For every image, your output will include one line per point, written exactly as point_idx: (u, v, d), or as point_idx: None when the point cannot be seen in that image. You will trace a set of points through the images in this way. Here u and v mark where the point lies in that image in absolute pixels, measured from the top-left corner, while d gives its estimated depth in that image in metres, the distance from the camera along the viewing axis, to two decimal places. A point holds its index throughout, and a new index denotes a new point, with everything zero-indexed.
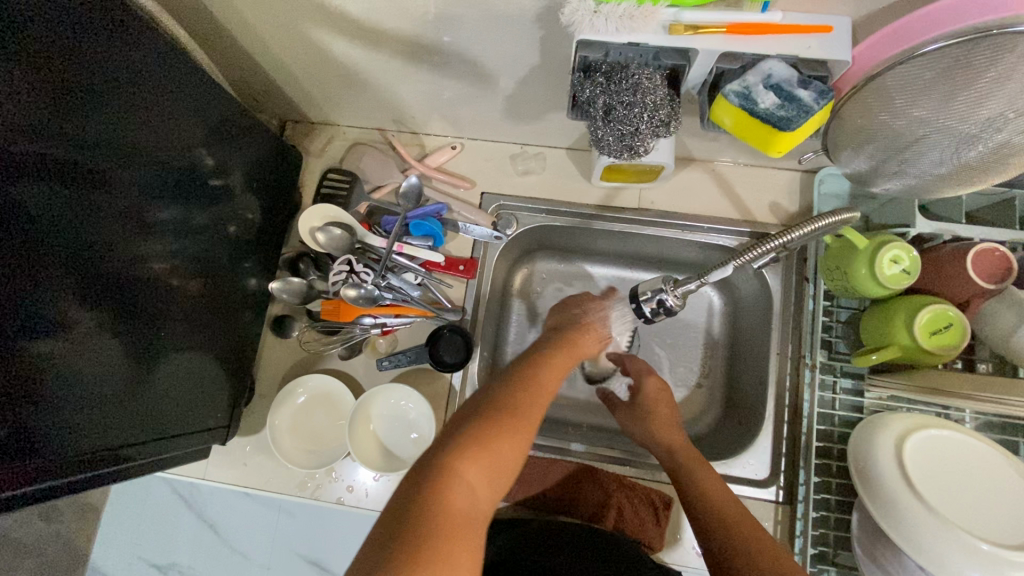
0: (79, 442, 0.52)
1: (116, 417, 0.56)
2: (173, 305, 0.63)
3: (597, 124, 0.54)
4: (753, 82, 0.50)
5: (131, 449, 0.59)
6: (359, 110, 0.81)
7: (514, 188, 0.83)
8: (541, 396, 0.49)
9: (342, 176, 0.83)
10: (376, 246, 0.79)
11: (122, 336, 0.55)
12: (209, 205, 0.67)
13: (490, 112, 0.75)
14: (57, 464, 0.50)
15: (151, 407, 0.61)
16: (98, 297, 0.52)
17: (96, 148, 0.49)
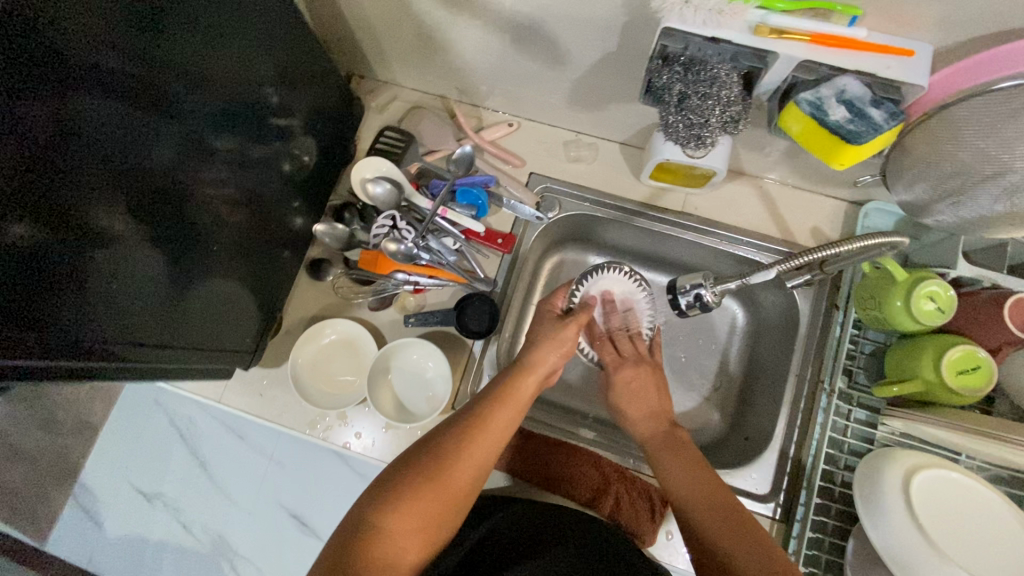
0: (113, 336, 0.53)
1: (149, 323, 0.58)
2: (215, 226, 0.64)
3: (669, 110, 0.56)
4: (827, 94, 0.52)
5: (157, 355, 0.60)
6: (427, 73, 0.83)
7: (562, 173, 0.84)
8: (475, 454, 0.57)
9: (399, 135, 0.85)
10: (421, 206, 0.81)
11: (164, 245, 0.57)
12: (268, 142, 0.69)
13: (555, 94, 0.77)
14: (94, 351, 0.51)
15: (187, 323, 0.64)
16: (153, 213, 0.54)
17: (170, 73, 0.51)
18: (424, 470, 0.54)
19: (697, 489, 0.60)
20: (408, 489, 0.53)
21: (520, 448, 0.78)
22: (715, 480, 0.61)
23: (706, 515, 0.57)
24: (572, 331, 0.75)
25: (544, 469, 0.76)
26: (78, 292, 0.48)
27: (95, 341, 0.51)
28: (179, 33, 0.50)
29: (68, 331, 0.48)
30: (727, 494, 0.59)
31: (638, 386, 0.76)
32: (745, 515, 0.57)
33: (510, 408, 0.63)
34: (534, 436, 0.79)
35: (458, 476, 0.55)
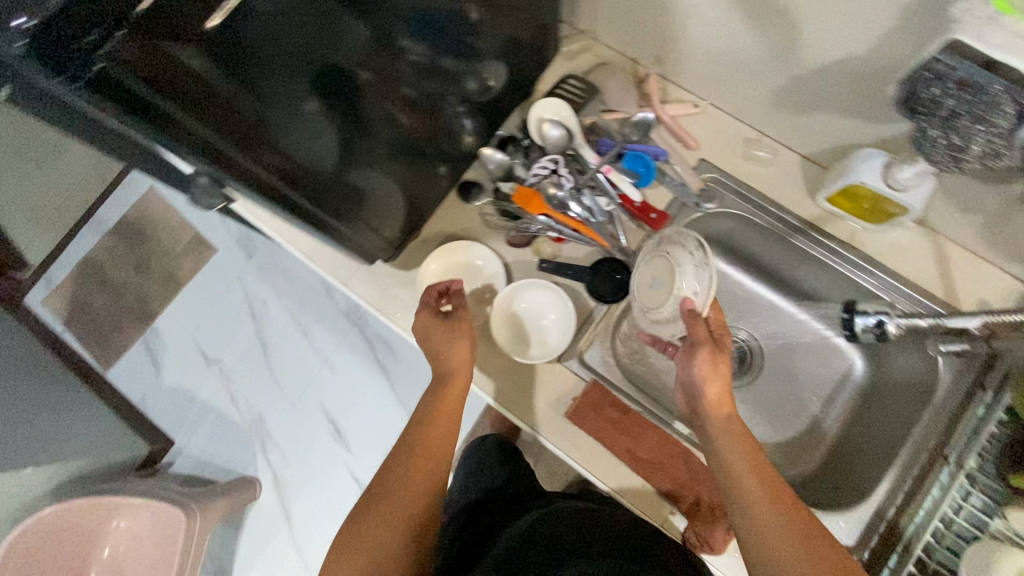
0: (290, 165, 0.56)
1: (319, 174, 0.60)
2: (404, 116, 0.67)
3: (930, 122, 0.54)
4: None
5: (316, 208, 0.63)
6: (631, 33, 0.82)
7: (733, 169, 0.82)
8: (412, 479, 0.68)
9: (582, 87, 0.84)
10: (587, 160, 0.81)
11: (360, 110, 0.59)
12: (457, 57, 0.68)
13: (763, 87, 0.74)
14: (271, 168, 0.55)
15: (336, 202, 0.65)
16: (332, 90, 0.54)
17: None
18: (368, 507, 0.66)
19: (753, 495, 0.55)
20: (365, 521, 0.65)
21: (616, 421, 0.76)
22: (766, 479, 0.56)
23: (762, 519, 0.54)
24: (459, 331, 0.75)
25: (632, 448, 0.75)
26: (290, 107, 0.51)
27: (275, 161, 0.55)
28: None
29: (262, 135, 0.51)
30: (787, 493, 0.55)
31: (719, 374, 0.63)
32: (807, 517, 0.54)
33: (442, 419, 0.72)
34: (630, 413, 0.76)
35: (396, 502, 0.66)
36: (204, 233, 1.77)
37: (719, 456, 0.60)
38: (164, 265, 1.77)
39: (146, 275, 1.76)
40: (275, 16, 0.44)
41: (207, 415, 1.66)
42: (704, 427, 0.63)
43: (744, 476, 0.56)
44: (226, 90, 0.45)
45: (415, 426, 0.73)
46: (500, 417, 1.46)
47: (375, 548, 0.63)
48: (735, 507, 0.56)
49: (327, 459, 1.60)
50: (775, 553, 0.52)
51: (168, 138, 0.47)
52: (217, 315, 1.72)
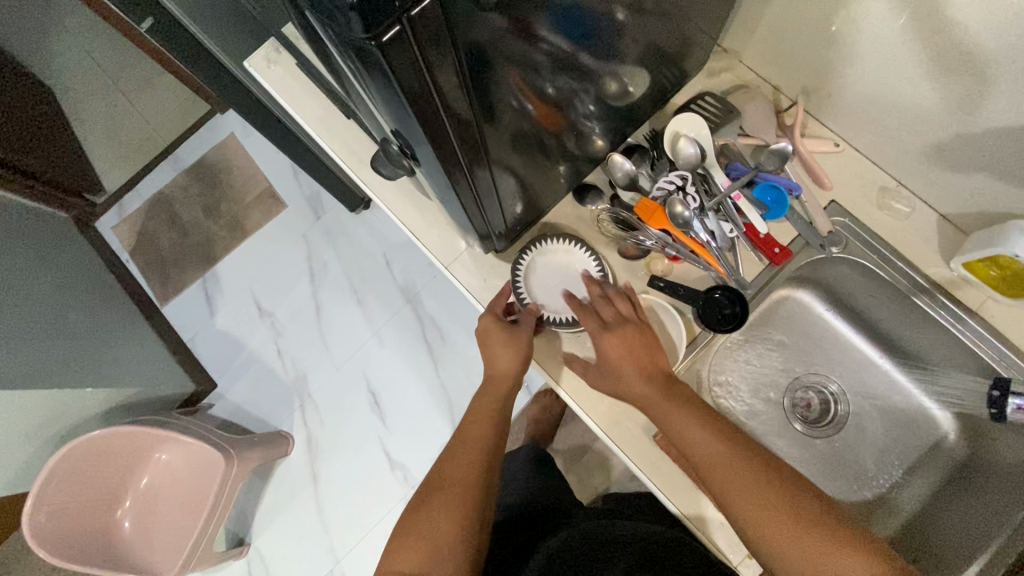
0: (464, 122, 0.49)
1: (477, 137, 0.54)
2: (551, 98, 0.62)
3: None
4: None
5: (458, 173, 0.56)
6: (783, 61, 0.79)
7: (863, 216, 0.79)
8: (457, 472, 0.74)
9: (721, 106, 0.81)
10: (716, 182, 0.78)
11: (527, 83, 0.56)
12: (608, 55, 0.64)
13: (921, 139, 0.71)
14: (452, 123, 0.48)
15: (469, 195, 0.63)
16: (500, 78, 0.51)
17: None
18: (417, 503, 0.73)
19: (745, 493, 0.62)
20: (417, 514, 0.71)
21: None
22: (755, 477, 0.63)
23: (740, 493, 0.62)
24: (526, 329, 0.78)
25: None
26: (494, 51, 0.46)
27: (459, 113, 0.47)
28: None
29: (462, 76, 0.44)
30: (749, 453, 0.64)
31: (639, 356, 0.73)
32: (781, 482, 0.62)
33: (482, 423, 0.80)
34: None
35: (441, 492, 0.72)
36: (276, 186, 1.79)
37: (701, 457, 0.65)
38: (234, 212, 1.79)
39: (215, 218, 1.79)
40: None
41: (252, 364, 1.69)
42: (657, 415, 0.69)
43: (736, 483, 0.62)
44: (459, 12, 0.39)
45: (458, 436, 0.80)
46: (543, 420, 1.45)
47: (435, 542, 0.67)
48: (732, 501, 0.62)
49: (361, 428, 1.61)
50: (757, 517, 0.61)
51: (390, 74, 0.38)
52: (277, 271, 1.74)
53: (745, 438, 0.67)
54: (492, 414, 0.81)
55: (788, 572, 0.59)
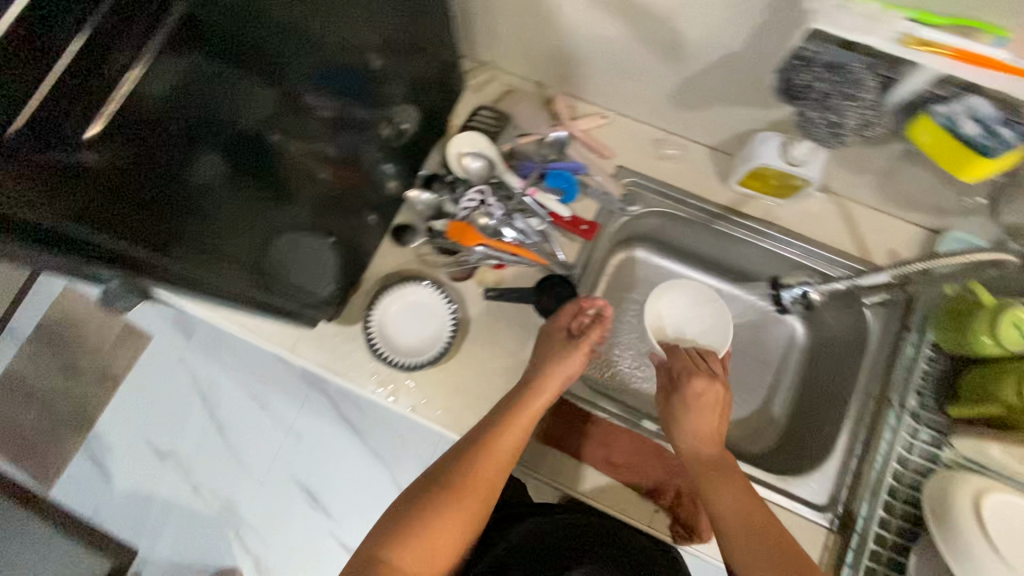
0: (212, 251, 0.55)
1: (240, 249, 0.59)
2: (317, 171, 0.66)
3: (808, 106, 0.57)
4: (957, 110, 0.54)
5: (243, 282, 0.62)
6: (531, 59, 0.85)
7: (649, 169, 0.86)
8: (478, 483, 0.66)
9: (496, 116, 0.87)
10: (511, 185, 0.82)
11: (283, 163, 0.60)
12: (369, 106, 0.69)
13: (662, 90, 0.78)
14: (197, 262, 0.54)
15: (267, 273, 0.65)
16: (240, 171, 0.54)
17: (281, 35, 0.49)
18: (427, 505, 0.64)
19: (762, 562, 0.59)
20: (422, 513, 0.63)
21: (586, 433, 0.77)
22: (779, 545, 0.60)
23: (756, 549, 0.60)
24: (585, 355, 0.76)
25: (608, 455, 0.76)
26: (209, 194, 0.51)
27: (191, 221, 0.50)
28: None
29: (178, 231, 0.50)
30: (770, 517, 0.63)
31: (710, 420, 0.74)
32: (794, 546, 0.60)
33: (517, 424, 0.69)
34: (600, 422, 0.78)
35: (466, 501, 0.65)
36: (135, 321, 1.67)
37: (731, 524, 0.63)
38: (98, 363, 1.64)
39: (78, 378, 1.64)
40: (168, 121, 0.44)
41: (172, 512, 1.56)
42: (704, 476, 0.68)
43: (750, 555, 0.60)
44: (154, 141, 0.43)
45: (484, 428, 0.69)
46: None
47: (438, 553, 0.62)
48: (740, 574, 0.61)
49: (308, 530, 1.52)
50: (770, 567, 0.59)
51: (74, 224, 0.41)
52: (165, 406, 1.61)
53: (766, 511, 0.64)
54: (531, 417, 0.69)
55: None
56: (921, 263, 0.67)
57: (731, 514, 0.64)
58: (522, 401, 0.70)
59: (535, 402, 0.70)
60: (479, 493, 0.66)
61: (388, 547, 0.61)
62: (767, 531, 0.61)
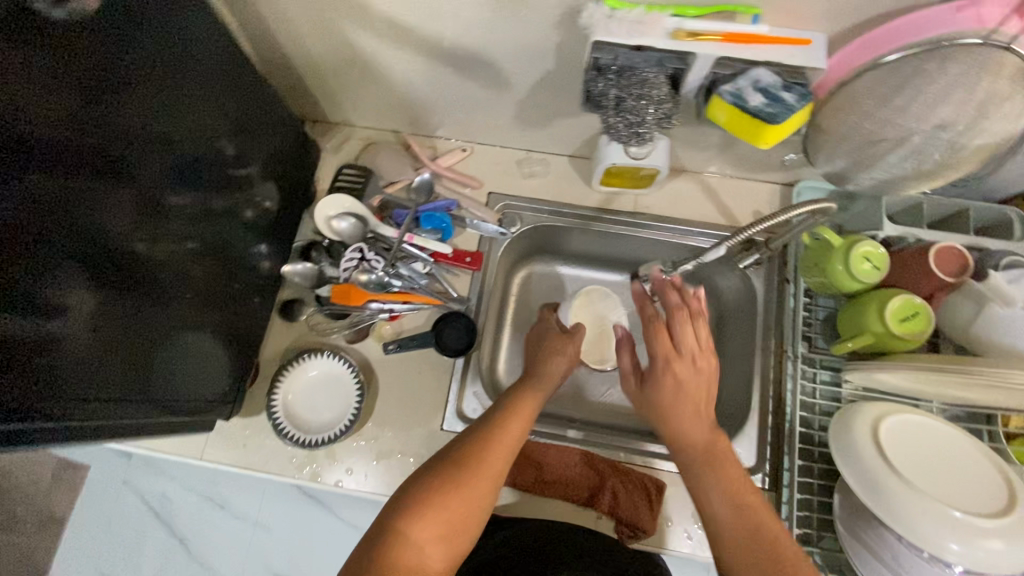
0: (89, 385, 0.54)
1: (124, 372, 0.58)
2: (185, 272, 0.65)
3: (608, 113, 0.61)
4: (743, 84, 0.57)
5: (131, 402, 0.60)
6: (379, 112, 0.87)
7: (518, 189, 0.89)
8: (504, 446, 0.58)
9: (358, 173, 0.87)
10: (388, 236, 0.84)
11: (155, 261, 0.60)
12: (227, 191, 0.71)
13: (504, 115, 0.81)
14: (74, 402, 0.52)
15: (158, 377, 0.64)
16: (111, 276, 0.54)
17: (119, 136, 0.52)
18: (452, 466, 0.55)
19: (755, 575, 0.51)
20: (428, 493, 0.52)
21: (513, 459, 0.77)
22: (785, 561, 0.51)
23: (735, 542, 0.53)
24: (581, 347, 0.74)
25: (539, 474, 0.77)
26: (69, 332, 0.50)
27: (63, 330, 0.49)
28: (128, 96, 0.52)
29: (44, 380, 0.48)
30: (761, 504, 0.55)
31: (696, 407, 0.60)
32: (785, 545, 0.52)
33: (524, 407, 0.62)
34: (526, 443, 0.79)
35: (486, 471, 0.55)
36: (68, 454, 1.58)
37: (715, 511, 0.56)
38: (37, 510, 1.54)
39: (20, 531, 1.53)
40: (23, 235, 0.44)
41: None
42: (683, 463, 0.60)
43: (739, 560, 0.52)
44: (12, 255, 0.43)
45: (494, 412, 0.61)
46: None
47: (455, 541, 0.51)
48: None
49: None
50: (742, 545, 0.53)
51: None
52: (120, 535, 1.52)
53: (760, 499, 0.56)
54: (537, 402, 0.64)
55: None
56: (752, 227, 0.70)
57: (726, 508, 0.55)
58: (521, 387, 0.65)
59: (542, 386, 0.66)
60: (497, 465, 0.56)
61: (400, 513, 0.51)
62: (751, 512, 0.54)
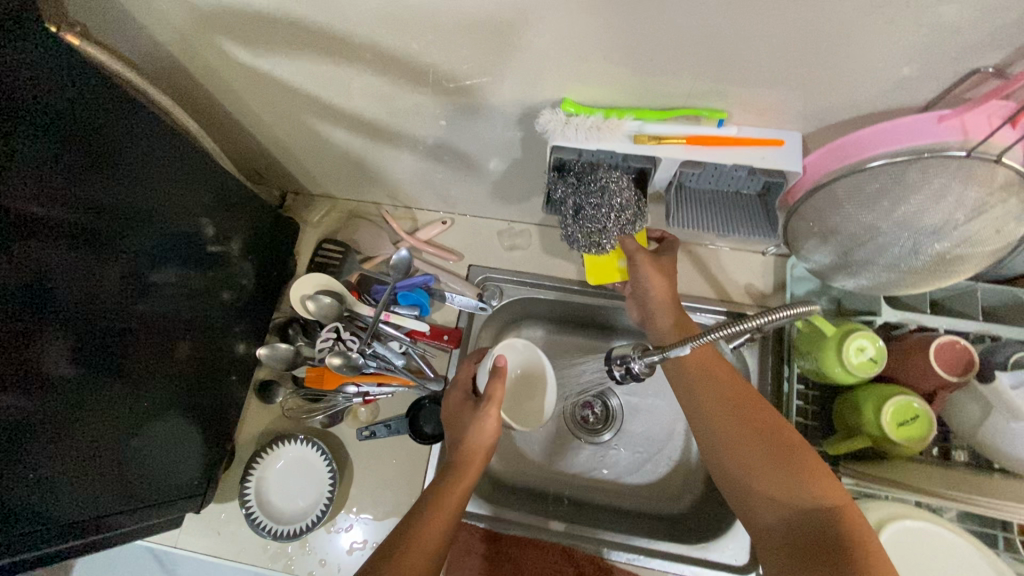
0: (49, 494, 0.52)
1: (97, 467, 0.57)
2: (155, 359, 0.64)
3: (567, 221, 0.59)
4: (688, 211, 0.59)
5: (105, 487, 0.59)
6: (358, 187, 0.87)
7: (500, 262, 0.87)
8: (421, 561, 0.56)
9: (337, 248, 0.87)
10: (364, 314, 0.82)
11: (136, 338, 0.60)
12: (208, 270, 0.71)
13: (482, 192, 0.80)
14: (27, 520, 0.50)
15: (135, 463, 0.63)
16: (88, 359, 0.54)
17: (104, 214, 0.53)
18: None
19: (724, 432, 0.60)
20: None
21: (489, 554, 0.74)
22: (738, 411, 0.61)
23: (729, 422, 0.60)
24: (490, 419, 0.67)
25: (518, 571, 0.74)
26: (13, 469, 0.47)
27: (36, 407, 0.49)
28: (114, 174, 0.53)
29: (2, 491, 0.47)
30: (753, 405, 0.61)
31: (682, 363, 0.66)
32: (766, 415, 0.60)
33: (444, 514, 0.61)
34: (504, 535, 0.76)
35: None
36: None
37: (715, 421, 0.61)
38: None
39: None
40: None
41: None
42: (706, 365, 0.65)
43: (700, 397, 0.63)
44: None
45: (417, 515, 0.60)
46: None
47: None
48: (682, 402, 0.65)
49: None
50: (728, 440, 0.60)
51: None
52: None
53: (744, 392, 0.63)
54: (461, 498, 0.63)
55: (743, 500, 0.57)
56: (732, 325, 0.52)
57: (730, 447, 0.59)
58: (445, 483, 0.64)
59: (463, 485, 0.64)
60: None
61: None
62: (739, 412, 0.61)
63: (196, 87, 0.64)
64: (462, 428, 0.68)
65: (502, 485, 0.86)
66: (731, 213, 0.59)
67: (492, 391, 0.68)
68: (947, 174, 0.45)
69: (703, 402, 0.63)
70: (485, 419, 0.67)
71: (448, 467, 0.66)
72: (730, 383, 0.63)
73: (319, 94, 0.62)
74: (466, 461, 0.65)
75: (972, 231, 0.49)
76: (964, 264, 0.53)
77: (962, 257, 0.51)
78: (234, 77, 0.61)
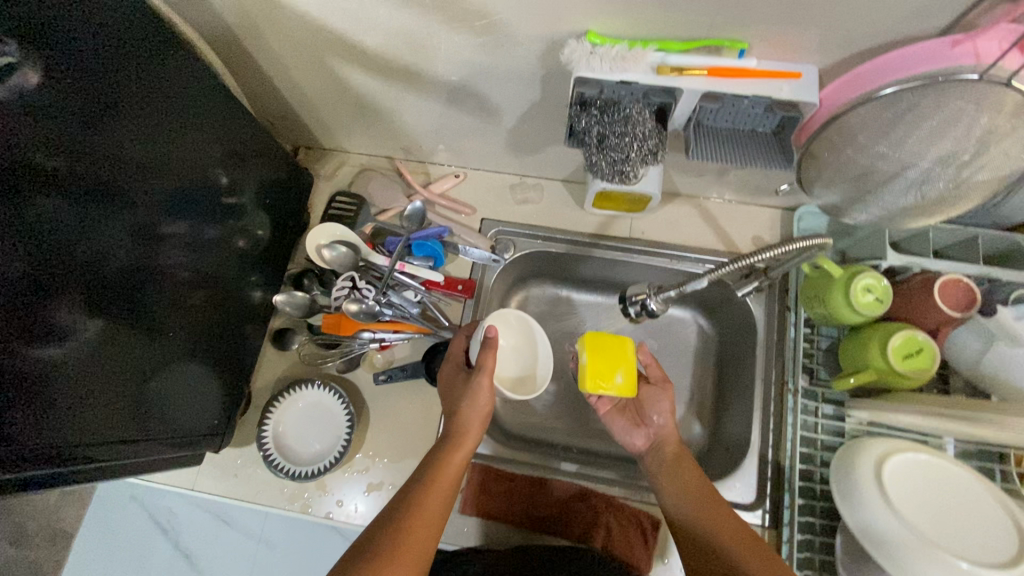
0: (72, 445, 0.52)
1: (117, 416, 0.57)
2: (172, 311, 0.64)
3: (591, 151, 0.61)
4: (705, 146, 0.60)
5: (127, 434, 0.59)
6: (372, 141, 0.87)
7: (512, 215, 0.88)
8: (431, 524, 0.58)
9: (350, 200, 0.88)
10: (379, 264, 0.83)
11: (153, 294, 0.60)
12: (223, 221, 0.71)
13: (497, 143, 0.81)
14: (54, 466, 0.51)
15: (154, 409, 0.63)
16: (109, 304, 0.54)
17: (125, 164, 0.53)
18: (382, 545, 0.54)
19: (695, 545, 0.60)
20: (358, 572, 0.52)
21: (503, 494, 0.76)
22: (704, 515, 0.61)
23: (697, 526, 0.60)
24: (483, 387, 0.67)
25: (531, 510, 0.76)
26: (33, 412, 0.47)
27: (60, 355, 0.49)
28: (132, 121, 0.52)
29: (23, 438, 0.47)
30: (717, 509, 0.61)
31: (659, 467, 0.67)
32: (729, 517, 0.60)
33: (444, 480, 0.62)
34: (517, 476, 0.77)
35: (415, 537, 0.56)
36: None
37: (685, 543, 0.61)
38: None
39: None
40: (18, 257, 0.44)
41: None
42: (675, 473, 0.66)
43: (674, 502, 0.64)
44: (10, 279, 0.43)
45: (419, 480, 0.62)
46: None
47: None
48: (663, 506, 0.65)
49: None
50: (698, 541, 0.59)
51: None
52: None
53: (708, 493, 0.63)
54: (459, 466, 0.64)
55: None
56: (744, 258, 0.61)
57: (701, 548, 0.59)
58: (447, 448, 0.65)
59: (462, 447, 0.66)
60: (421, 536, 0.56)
61: None
62: (707, 511, 0.61)
63: (217, 25, 0.65)
64: (457, 396, 0.69)
65: (513, 434, 0.88)
66: (748, 150, 0.60)
67: (484, 360, 0.67)
68: (959, 98, 0.47)
69: (676, 508, 0.63)
70: (478, 386, 0.68)
71: (446, 435, 0.67)
72: (696, 485, 0.64)
73: (339, 31, 0.62)
74: (464, 427, 0.67)
75: (980, 158, 0.51)
76: (970, 195, 0.55)
77: (969, 186, 0.54)
78: (257, 13, 0.61)
